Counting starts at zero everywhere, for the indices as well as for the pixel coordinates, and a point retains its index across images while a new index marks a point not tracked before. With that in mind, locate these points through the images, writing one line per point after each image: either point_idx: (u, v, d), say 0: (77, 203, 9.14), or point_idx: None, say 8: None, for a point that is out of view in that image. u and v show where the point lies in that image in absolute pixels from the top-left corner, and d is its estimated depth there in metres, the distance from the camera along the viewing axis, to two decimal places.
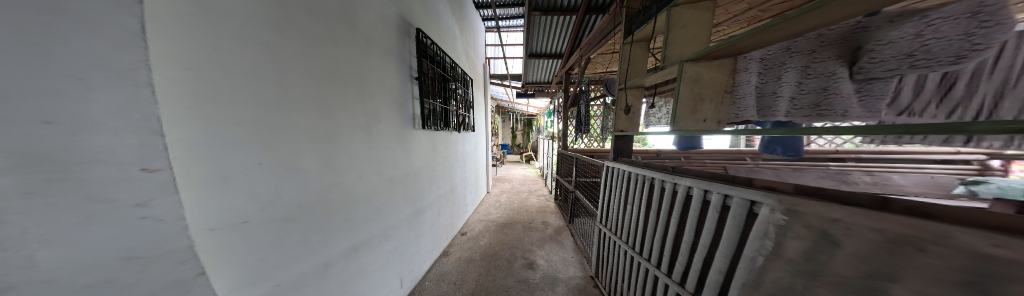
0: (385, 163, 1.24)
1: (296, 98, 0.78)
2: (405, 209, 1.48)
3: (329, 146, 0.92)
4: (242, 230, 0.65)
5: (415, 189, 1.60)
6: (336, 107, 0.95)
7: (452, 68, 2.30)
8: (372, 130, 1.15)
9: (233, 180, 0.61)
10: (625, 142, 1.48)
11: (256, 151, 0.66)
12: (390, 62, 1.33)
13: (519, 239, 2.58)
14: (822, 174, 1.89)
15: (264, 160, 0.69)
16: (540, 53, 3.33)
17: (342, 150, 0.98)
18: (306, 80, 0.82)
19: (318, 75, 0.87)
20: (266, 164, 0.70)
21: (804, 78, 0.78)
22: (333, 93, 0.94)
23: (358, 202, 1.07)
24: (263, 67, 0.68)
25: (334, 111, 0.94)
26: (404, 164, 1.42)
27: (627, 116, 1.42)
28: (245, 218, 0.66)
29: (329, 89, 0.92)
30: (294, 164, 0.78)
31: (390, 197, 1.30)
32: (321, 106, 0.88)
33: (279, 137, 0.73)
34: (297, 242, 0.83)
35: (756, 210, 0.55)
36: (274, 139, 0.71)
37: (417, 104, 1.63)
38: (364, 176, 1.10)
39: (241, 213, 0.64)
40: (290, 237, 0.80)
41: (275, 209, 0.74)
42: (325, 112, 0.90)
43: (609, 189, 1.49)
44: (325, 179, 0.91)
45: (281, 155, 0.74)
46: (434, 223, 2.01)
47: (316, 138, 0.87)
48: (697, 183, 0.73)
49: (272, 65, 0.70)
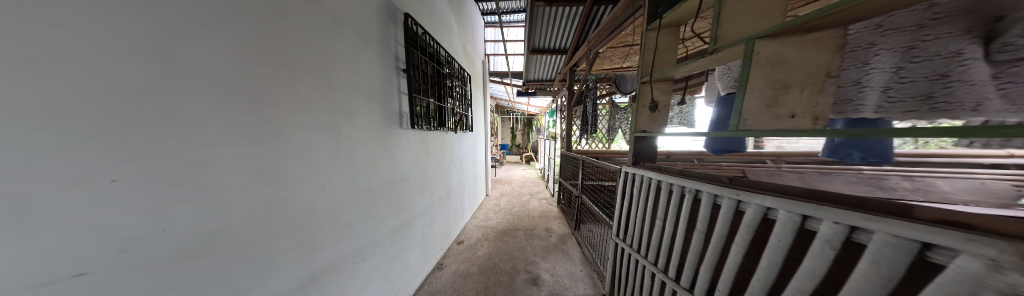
0: (356, 167, 1.05)
1: (207, 86, 0.56)
2: (385, 222, 1.27)
3: (265, 150, 0.70)
4: (72, 288, 0.42)
5: (400, 198, 1.39)
6: (281, 100, 0.75)
7: (448, 63, 2.12)
8: (337, 129, 0.95)
9: (42, 213, 0.38)
10: (646, 143, 1.29)
11: (105, 162, 0.43)
12: (369, 50, 1.14)
13: (521, 249, 2.38)
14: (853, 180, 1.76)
15: (121, 176, 0.45)
16: (542, 49, 3.13)
17: (288, 156, 0.77)
18: (229, 61, 0.60)
19: (252, 56, 0.66)
20: (128, 181, 0.46)
21: (904, 62, 0.46)
22: (278, 84, 0.74)
23: (309, 215, 0.88)
24: (134, 36, 0.45)
25: (277, 105, 0.74)
26: (382, 170, 1.21)
27: (651, 114, 1.21)
28: (84, 269, 0.43)
29: (270, 76, 0.71)
30: (193, 179, 0.55)
31: (358, 210, 1.09)
32: (255, 97, 0.67)
33: (161, 139, 0.49)
34: (210, 283, 0.61)
35: (937, 261, 0.32)
36: (151, 142, 0.48)
37: (406, 100, 1.42)
38: (319, 186, 0.90)
39: (72, 261, 0.42)
40: (187, 284, 0.57)
41: (154, 247, 0.51)
42: (260, 106, 0.69)
43: (629, 198, 1.30)
44: (253, 194, 0.69)
45: (168, 165, 0.51)
46: (426, 234, 1.79)
47: (244, 138, 0.65)
48: (783, 203, 0.50)
49: (154, 33, 0.47)
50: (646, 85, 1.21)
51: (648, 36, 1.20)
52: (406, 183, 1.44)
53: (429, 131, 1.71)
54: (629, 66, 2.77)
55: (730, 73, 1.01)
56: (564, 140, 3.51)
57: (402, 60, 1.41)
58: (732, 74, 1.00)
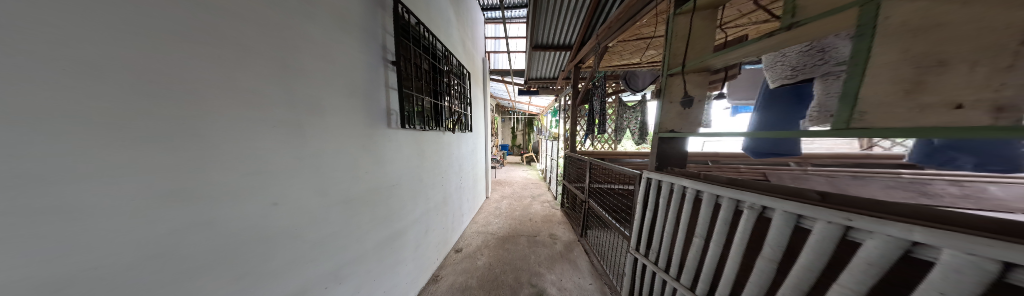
0: (329, 174, 0.87)
1: (123, 72, 0.39)
2: (366, 238, 1.08)
3: (206, 157, 0.52)
4: None
5: (388, 208, 1.21)
6: (233, 92, 0.56)
7: (446, 58, 1.95)
8: (305, 129, 0.77)
9: None
10: (674, 145, 1.10)
11: None
12: (350, 35, 0.96)
13: (525, 258, 2.19)
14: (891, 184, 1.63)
15: None
16: (545, 45, 2.96)
17: (241, 163, 0.59)
18: (158, 37, 0.43)
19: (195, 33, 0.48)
20: None
21: None
22: (230, 72, 0.55)
23: (268, 237, 0.69)
24: None
25: (229, 99, 0.55)
26: (364, 178, 1.03)
27: (682, 111, 1.03)
28: None
29: (223, 61, 0.54)
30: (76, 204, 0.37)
31: (332, 225, 0.90)
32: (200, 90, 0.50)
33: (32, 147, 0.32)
34: None
35: None
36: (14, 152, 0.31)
37: (396, 96, 1.24)
38: (281, 201, 0.72)
39: None
40: None
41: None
42: (201, 97, 0.50)
43: (653, 208, 1.14)
44: (185, 217, 0.50)
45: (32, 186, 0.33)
46: (420, 246, 1.59)
47: (172, 144, 0.46)
48: (956, 242, 0.32)
49: None
50: (676, 77, 1.03)
51: (676, 21, 1.02)
52: (396, 191, 1.26)
53: (424, 131, 1.54)
54: (640, 62, 2.60)
55: (783, 60, 0.84)
56: (569, 140, 3.33)
57: (391, 51, 1.23)
58: (787, 61, 0.83)
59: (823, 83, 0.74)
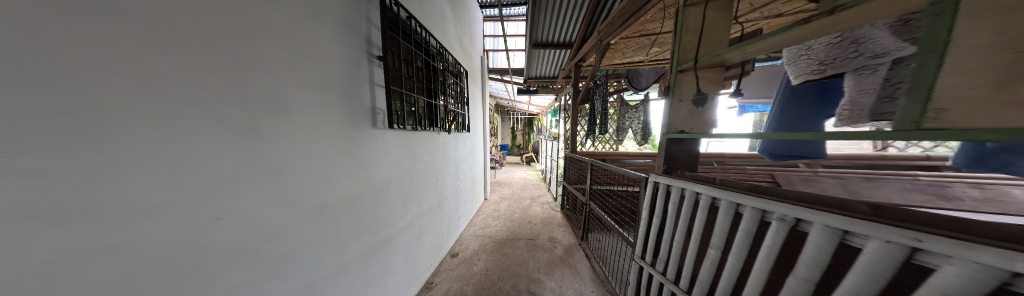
0: (302, 179, 0.79)
1: (25, 59, 0.31)
2: (347, 247, 1.00)
3: (141, 162, 0.44)
4: None
5: (374, 214, 1.13)
6: (183, 87, 0.48)
7: (440, 55, 1.87)
8: (276, 129, 0.69)
9: None
10: (686, 147, 1.02)
11: None
12: (328, 26, 0.88)
13: (523, 263, 2.10)
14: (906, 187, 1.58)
15: None
16: (545, 43, 2.88)
17: (193, 169, 0.51)
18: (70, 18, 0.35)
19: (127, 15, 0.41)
20: None
21: None
22: (178, 64, 0.47)
23: (228, 251, 0.61)
24: None
25: (176, 95, 0.47)
26: (345, 182, 0.95)
27: (694, 110, 0.96)
28: None
29: (169, 52, 0.46)
30: None
31: (304, 235, 0.82)
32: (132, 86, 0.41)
33: None
34: None
35: None
36: None
37: (382, 94, 1.16)
38: (245, 210, 0.63)
39: None
40: None
41: None
42: (136, 92, 0.42)
43: (660, 215, 1.06)
44: (113, 234, 0.42)
45: None
46: (412, 252, 1.51)
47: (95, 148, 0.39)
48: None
49: None
50: (686, 74, 0.96)
51: (685, 13, 0.95)
52: (384, 196, 1.18)
53: (416, 131, 1.46)
54: (642, 60, 2.53)
55: (809, 53, 0.76)
56: (569, 140, 3.25)
57: (378, 46, 1.15)
58: (813, 54, 0.75)
59: (855, 78, 0.68)
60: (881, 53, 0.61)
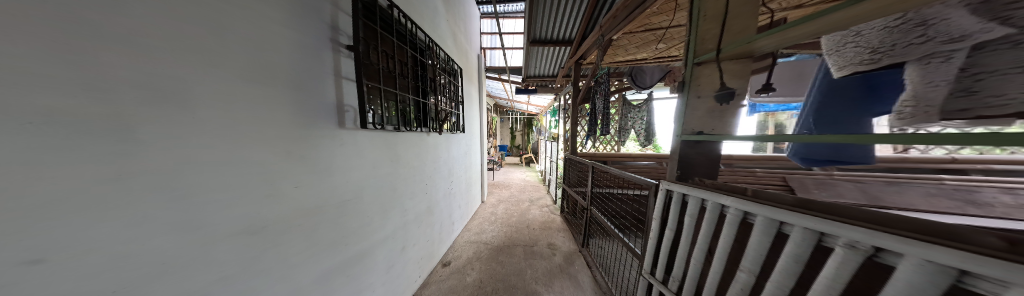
0: (258, 188, 0.65)
1: None
2: (306, 268, 0.86)
3: (35, 183, 0.33)
4: None
5: (342, 228, 0.99)
6: (83, 73, 0.36)
7: (430, 51, 1.75)
8: (222, 128, 0.56)
9: None
10: (704, 151, 0.89)
11: None
12: (288, 9, 0.74)
13: (520, 273, 1.97)
14: (930, 192, 1.53)
15: None
16: (544, 40, 2.76)
17: (89, 182, 0.38)
18: None
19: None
20: None
21: None
22: (64, 45, 0.34)
23: (145, 285, 0.47)
24: None
25: (65, 89, 0.35)
26: (305, 193, 0.81)
27: (717, 109, 0.82)
28: None
29: (68, 37, 0.35)
30: None
31: (256, 256, 0.68)
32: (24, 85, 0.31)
33: None
34: None
35: None
36: None
37: (354, 89, 1.03)
38: (176, 230, 0.50)
39: None
40: None
41: None
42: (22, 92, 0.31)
43: (671, 227, 0.94)
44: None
45: None
46: (394, 265, 1.38)
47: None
48: None
49: None
50: (704, 67, 0.84)
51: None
52: (358, 206, 1.06)
53: (399, 132, 1.33)
54: (646, 57, 2.42)
55: (857, 40, 0.64)
56: (569, 141, 3.13)
57: (348, 35, 1.03)
58: (862, 41, 0.63)
59: (921, 68, 0.57)
60: (957, 37, 0.49)
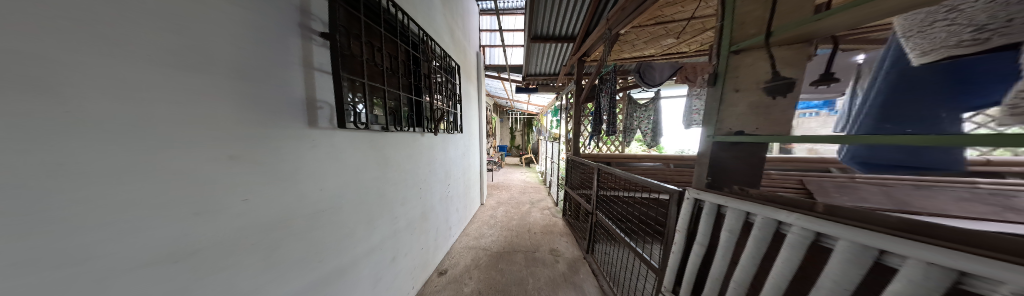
0: (196, 200, 0.52)
1: None
2: (266, 292, 0.72)
3: None
4: None
5: (310, 242, 0.85)
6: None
7: (424, 44, 1.61)
8: (146, 125, 0.43)
9: None
10: (743, 156, 0.75)
11: None
12: None
13: (521, 282, 1.83)
14: (960, 196, 1.39)
15: None
16: (545, 36, 2.63)
17: None
18: None
19: None
20: None
21: None
22: None
23: None
24: None
25: None
26: (261, 204, 0.67)
27: (765, 104, 0.68)
28: None
29: None
30: None
31: (199, 284, 0.55)
32: None
33: None
34: None
35: None
36: None
37: (327, 83, 0.89)
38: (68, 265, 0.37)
39: None
40: None
41: None
42: None
43: (702, 241, 0.82)
44: None
45: None
46: (380, 279, 1.24)
47: None
48: None
49: None
50: (743, 57, 0.71)
51: None
52: (330, 216, 0.92)
53: (386, 132, 1.20)
54: (654, 53, 2.30)
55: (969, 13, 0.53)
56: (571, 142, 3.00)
57: (322, 21, 0.89)
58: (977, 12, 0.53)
59: None
60: None
